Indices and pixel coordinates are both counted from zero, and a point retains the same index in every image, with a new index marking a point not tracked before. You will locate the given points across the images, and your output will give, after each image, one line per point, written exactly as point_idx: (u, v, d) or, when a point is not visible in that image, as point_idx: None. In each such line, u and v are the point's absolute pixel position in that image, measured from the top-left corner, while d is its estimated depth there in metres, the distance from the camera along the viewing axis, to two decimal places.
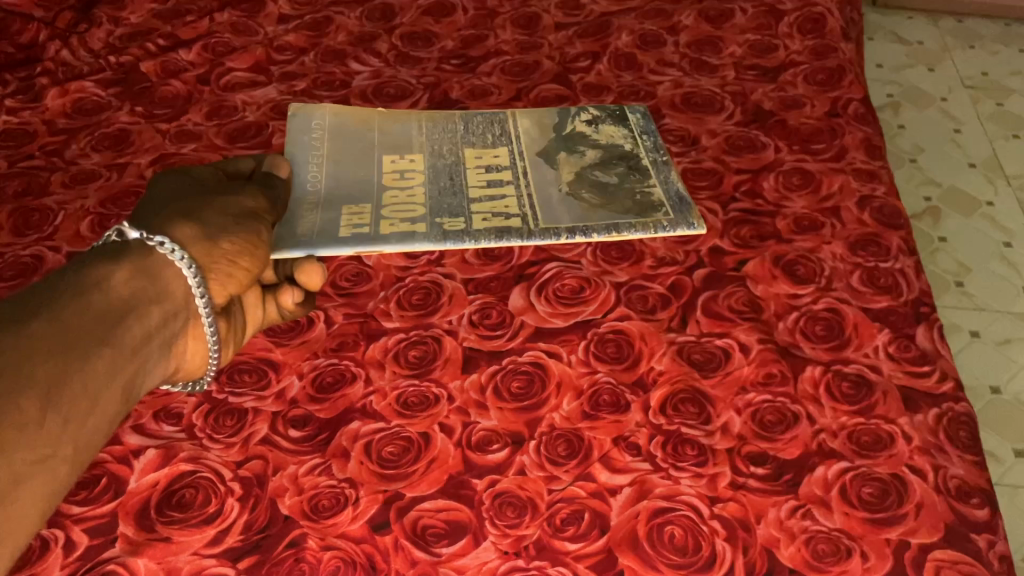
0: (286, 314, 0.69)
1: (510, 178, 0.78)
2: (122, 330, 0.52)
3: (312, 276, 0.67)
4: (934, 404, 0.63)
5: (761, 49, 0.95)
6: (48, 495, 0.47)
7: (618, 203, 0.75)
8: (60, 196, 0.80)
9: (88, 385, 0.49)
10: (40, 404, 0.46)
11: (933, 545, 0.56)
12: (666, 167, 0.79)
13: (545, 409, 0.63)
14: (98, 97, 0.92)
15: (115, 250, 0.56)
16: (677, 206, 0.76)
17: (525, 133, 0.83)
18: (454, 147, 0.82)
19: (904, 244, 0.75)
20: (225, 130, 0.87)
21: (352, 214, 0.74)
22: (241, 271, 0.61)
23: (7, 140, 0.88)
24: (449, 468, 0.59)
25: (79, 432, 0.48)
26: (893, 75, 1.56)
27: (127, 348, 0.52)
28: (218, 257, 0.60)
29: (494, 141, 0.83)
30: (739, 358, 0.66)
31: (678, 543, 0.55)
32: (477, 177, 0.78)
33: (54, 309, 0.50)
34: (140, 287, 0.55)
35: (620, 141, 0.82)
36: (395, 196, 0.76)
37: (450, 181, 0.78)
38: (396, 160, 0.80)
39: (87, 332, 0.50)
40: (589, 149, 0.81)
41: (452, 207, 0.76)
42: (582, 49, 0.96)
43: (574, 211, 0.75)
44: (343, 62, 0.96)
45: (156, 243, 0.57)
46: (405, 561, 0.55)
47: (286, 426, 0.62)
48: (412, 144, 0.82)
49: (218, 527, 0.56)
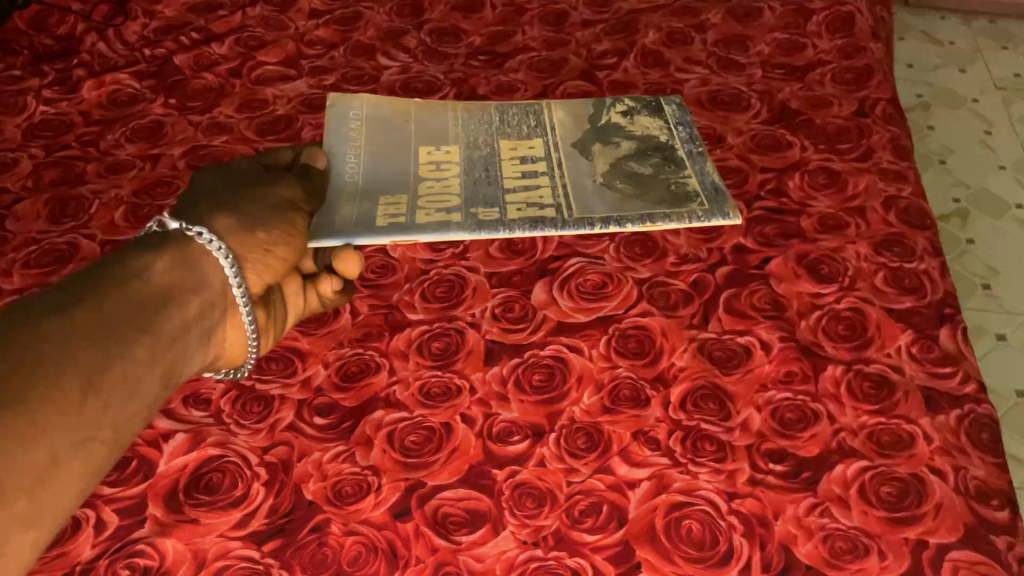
0: (327, 304, 0.70)
1: (545, 169, 0.79)
2: (161, 319, 0.53)
3: (349, 263, 0.69)
4: (956, 406, 0.63)
5: (790, 48, 0.95)
6: (87, 476, 0.47)
7: (652, 192, 0.75)
8: (95, 185, 0.82)
9: (127, 371, 0.49)
10: (79, 387, 0.46)
11: (952, 546, 0.56)
12: (700, 158, 0.79)
13: (566, 402, 0.63)
14: (133, 89, 0.94)
15: (155, 241, 0.56)
16: (711, 196, 0.75)
17: (561, 125, 0.84)
18: (491, 137, 0.83)
19: (930, 245, 0.75)
20: (255, 123, 0.88)
21: (388, 204, 0.75)
22: (277, 260, 0.62)
23: (43, 130, 0.90)
24: (470, 459, 0.60)
25: (118, 415, 0.48)
26: (923, 75, 1.55)
27: (166, 337, 0.53)
28: (255, 247, 0.61)
29: (529, 132, 0.83)
30: (760, 355, 0.66)
31: (695, 538, 0.56)
32: (512, 168, 0.79)
33: (95, 299, 0.50)
34: (178, 277, 0.55)
35: (656, 133, 0.83)
36: (432, 186, 0.77)
37: (486, 172, 0.79)
38: (433, 150, 0.81)
39: (127, 320, 0.51)
40: (624, 141, 0.81)
41: (488, 197, 0.76)
42: (609, 46, 0.97)
43: (608, 202, 0.75)
44: (372, 57, 0.97)
45: (195, 233, 0.58)
46: (425, 549, 0.56)
47: (311, 414, 0.63)
48: (448, 135, 0.83)
49: (245, 510, 0.58)
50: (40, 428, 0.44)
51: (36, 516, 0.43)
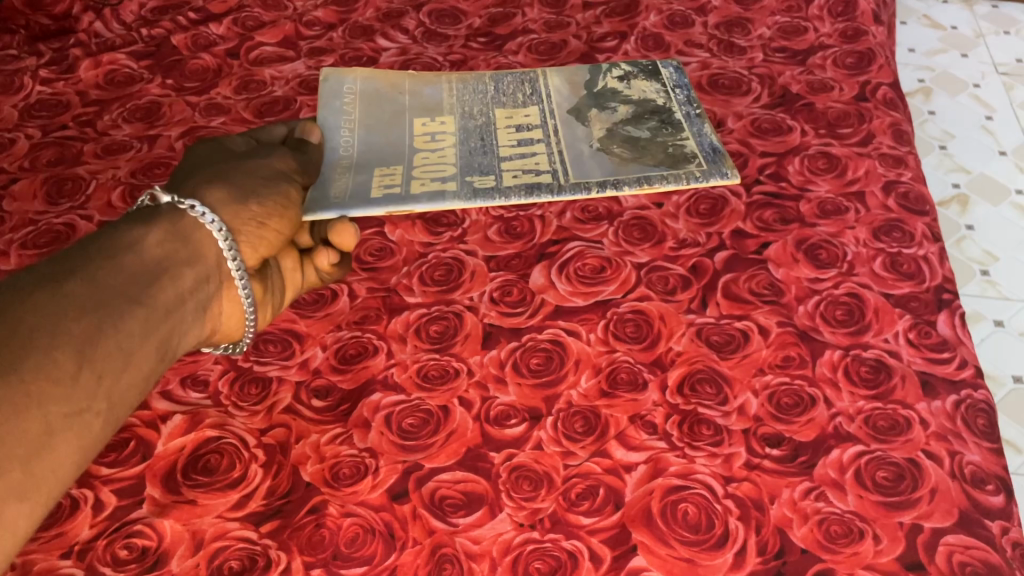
0: (325, 277, 0.70)
1: (541, 137, 0.78)
2: (156, 291, 0.53)
3: (345, 237, 0.68)
4: (953, 391, 0.63)
5: (791, 31, 0.94)
6: (83, 448, 0.47)
7: (650, 155, 0.74)
8: (92, 166, 0.82)
9: (122, 343, 0.49)
10: (73, 359, 0.46)
11: (946, 530, 0.56)
12: (698, 120, 0.78)
13: (563, 385, 0.63)
14: (130, 69, 0.94)
15: (148, 212, 0.56)
16: (709, 157, 0.74)
17: (557, 92, 0.83)
18: (486, 108, 0.82)
19: (928, 230, 0.75)
20: (253, 104, 0.88)
21: (383, 174, 0.74)
22: (271, 233, 0.62)
23: (40, 110, 0.89)
24: (467, 441, 0.60)
25: (113, 387, 0.48)
26: (924, 60, 1.54)
27: (160, 308, 0.53)
28: (247, 219, 0.61)
29: (524, 100, 0.82)
30: (757, 341, 0.66)
31: (691, 521, 0.56)
32: (508, 137, 0.78)
33: (88, 269, 0.50)
34: (172, 249, 0.55)
35: (652, 96, 0.82)
36: (427, 157, 0.76)
37: (481, 141, 0.77)
38: (428, 122, 0.80)
39: (121, 292, 0.51)
40: (620, 105, 0.80)
41: (483, 165, 0.75)
42: (610, 28, 0.96)
43: (604, 166, 0.73)
44: (370, 38, 0.96)
45: (187, 206, 0.58)
46: (422, 530, 0.56)
47: (309, 396, 0.63)
48: (443, 106, 0.82)
49: (242, 491, 0.58)
50: (35, 401, 0.44)
51: (32, 489, 0.44)
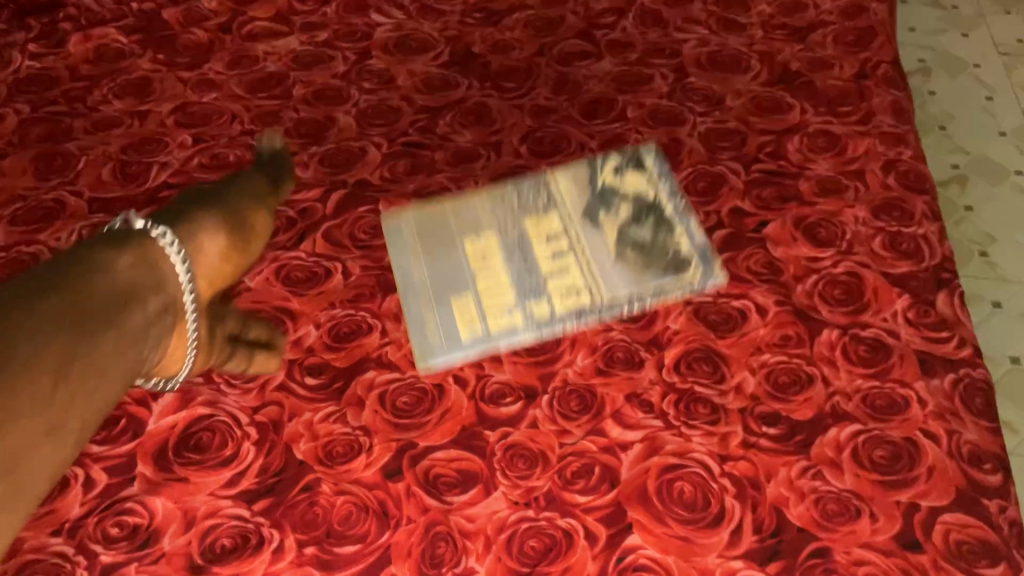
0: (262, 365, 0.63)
1: (552, 202, 0.73)
2: (128, 315, 0.51)
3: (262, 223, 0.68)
4: (951, 370, 0.63)
5: (791, 8, 0.93)
6: (55, 467, 0.46)
7: (655, 218, 0.71)
8: (83, 142, 0.81)
9: (98, 364, 0.48)
10: (50, 376, 0.45)
11: (943, 509, 0.55)
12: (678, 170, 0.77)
13: (559, 363, 0.63)
14: (121, 44, 0.92)
15: (119, 237, 0.55)
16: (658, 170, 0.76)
17: (556, 147, 0.79)
18: (484, 169, 0.78)
19: (929, 209, 0.74)
20: (245, 80, 0.87)
21: (397, 270, 0.69)
22: (224, 267, 0.62)
23: (30, 85, 0.88)
24: (462, 419, 0.60)
25: (88, 406, 0.47)
26: (925, 39, 1.53)
27: (132, 332, 0.51)
28: (202, 259, 0.60)
29: (521, 147, 0.80)
30: (755, 320, 0.65)
31: (687, 501, 0.56)
32: (516, 203, 0.73)
33: (61, 287, 0.49)
34: (141, 273, 0.54)
35: (645, 143, 0.79)
36: (439, 233, 0.72)
37: (496, 217, 0.72)
38: (428, 194, 0.76)
39: (96, 310, 0.49)
40: (616, 158, 0.76)
41: (500, 248, 0.70)
42: (608, 4, 0.95)
43: (620, 225, 0.70)
44: (365, 13, 0.95)
45: (156, 232, 0.57)
46: (416, 508, 0.56)
47: (303, 374, 0.63)
48: (438, 157, 0.79)
49: (234, 469, 0.57)
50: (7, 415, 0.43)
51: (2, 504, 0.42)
